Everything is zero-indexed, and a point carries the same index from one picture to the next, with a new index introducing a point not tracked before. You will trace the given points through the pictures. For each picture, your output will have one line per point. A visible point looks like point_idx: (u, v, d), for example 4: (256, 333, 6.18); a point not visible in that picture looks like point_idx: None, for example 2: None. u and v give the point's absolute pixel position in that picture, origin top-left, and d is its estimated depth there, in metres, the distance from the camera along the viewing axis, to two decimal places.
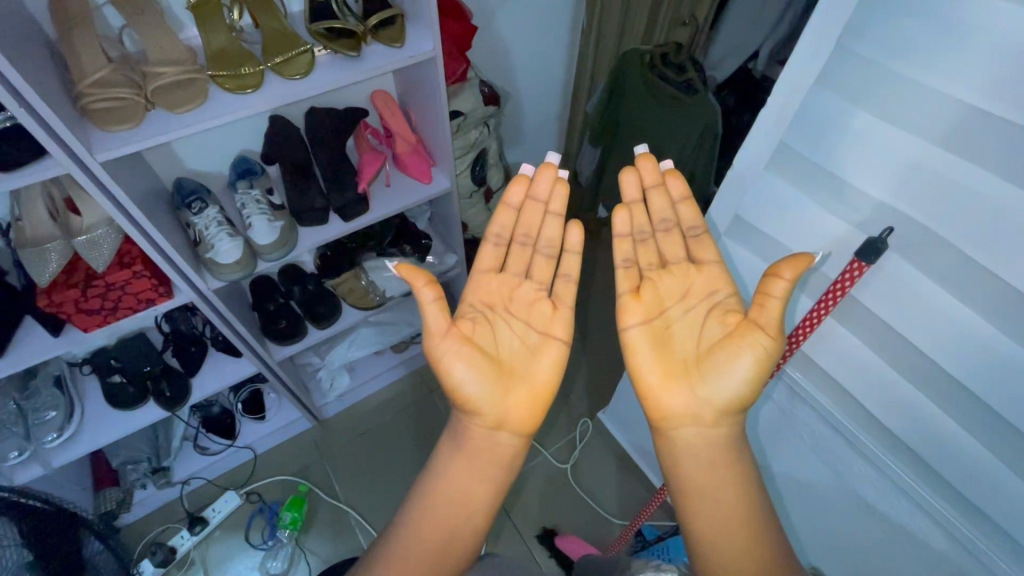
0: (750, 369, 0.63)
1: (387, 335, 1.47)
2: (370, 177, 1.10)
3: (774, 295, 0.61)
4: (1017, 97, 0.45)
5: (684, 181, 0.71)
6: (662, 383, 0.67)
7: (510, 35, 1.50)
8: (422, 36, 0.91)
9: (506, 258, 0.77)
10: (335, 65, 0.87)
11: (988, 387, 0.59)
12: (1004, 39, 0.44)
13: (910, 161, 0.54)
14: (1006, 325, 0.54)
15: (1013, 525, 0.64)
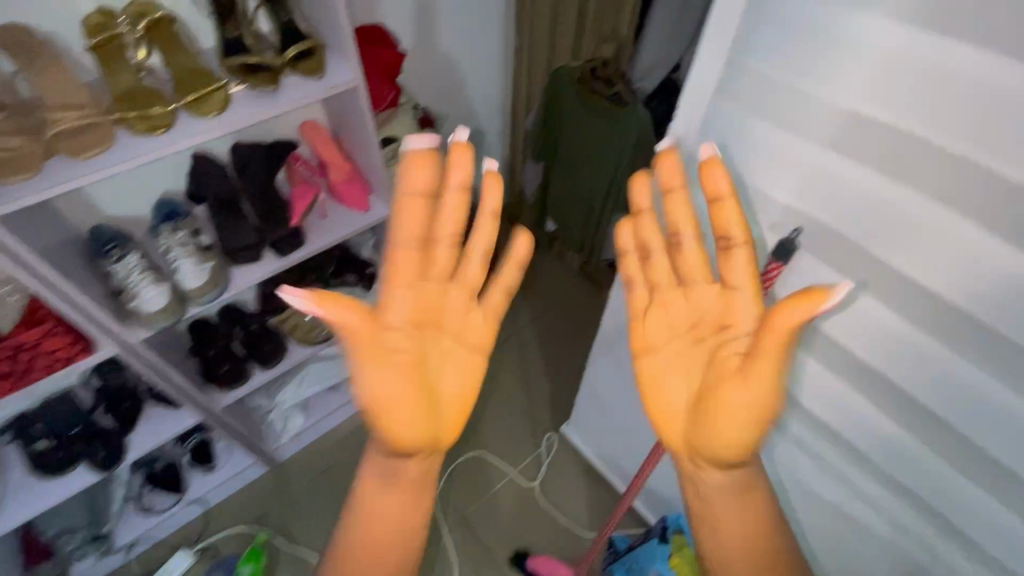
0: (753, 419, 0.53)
1: (340, 368, 1.43)
2: (304, 211, 1.07)
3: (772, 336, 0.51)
4: (890, 102, 0.49)
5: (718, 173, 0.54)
6: (740, 435, 0.53)
7: (439, 59, 1.51)
8: (343, 66, 0.91)
9: (427, 263, 0.57)
10: (252, 100, 0.85)
11: (902, 373, 0.62)
12: (871, 51, 0.48)
13: (808, 165, 0.57)
14: (909, 312, 0.58)
15: (942, 502, 0.67)
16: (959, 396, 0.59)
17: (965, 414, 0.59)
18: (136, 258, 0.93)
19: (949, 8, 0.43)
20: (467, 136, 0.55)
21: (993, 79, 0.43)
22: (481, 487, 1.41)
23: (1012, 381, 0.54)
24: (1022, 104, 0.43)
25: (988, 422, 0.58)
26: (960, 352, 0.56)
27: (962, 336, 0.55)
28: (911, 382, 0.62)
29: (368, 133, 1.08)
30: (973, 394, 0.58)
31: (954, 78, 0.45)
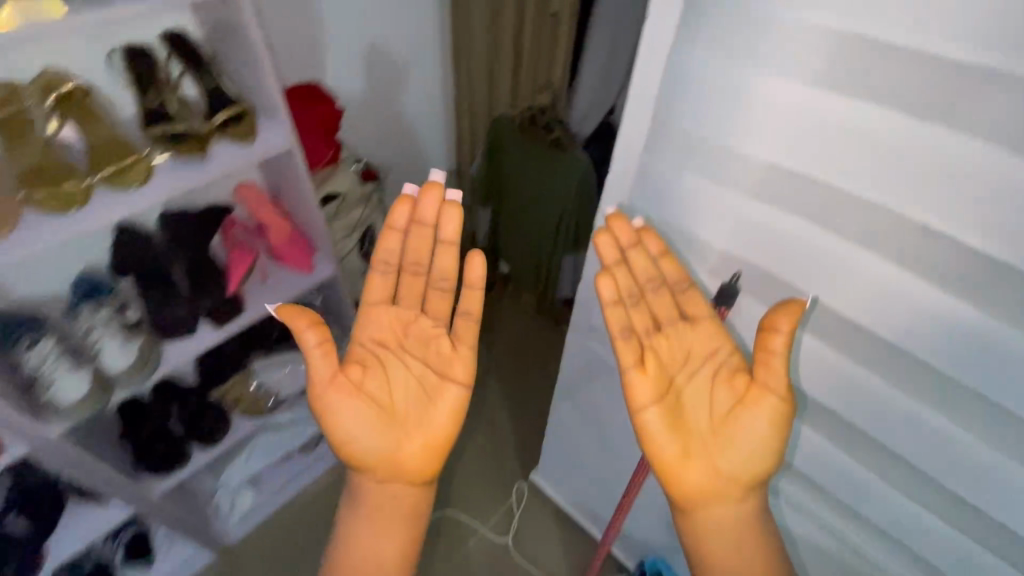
0: (767, 430, 0.63)
1: (293, 437, 1.34)
2: (241, 277, 1.02)
3: (776, 351, 0.59)
4: (805, 153, 0.52)
5: (659, 238, 0.66)
6: (753, 445, 0.64)
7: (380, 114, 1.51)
8: (274, 129, 0.89)
9: (396, 288, 0.74)
10: (177, 169, 0.81)
11: (847, 407, 0.64)
12: (783, 108, 0.51)
13: (739, 214, 0.59)
14: (843, 344, 0.61)
15: (905, 529, 0.68)
16: (902, 425, 0.60)
17: (909, 443, 0.61)
18: (50, 343, 0.84)
19: (848, 70, 0.47)
20: (442, 178, 0.70)
21: (893, 132, 0.47)
22: (451, 549, 1.34)
23: (949, 409, 0.56)
24: (919, 154, 0.46)
25: (932, 450, 0.59)
26: (898, 383, 0.59)
27: (895, 367, 0.58)
28: (854, 411, 0.63)
29: (308, 194, 1.06)
30: (914, 423, 0.59)
31: (857, 130, 0.48)
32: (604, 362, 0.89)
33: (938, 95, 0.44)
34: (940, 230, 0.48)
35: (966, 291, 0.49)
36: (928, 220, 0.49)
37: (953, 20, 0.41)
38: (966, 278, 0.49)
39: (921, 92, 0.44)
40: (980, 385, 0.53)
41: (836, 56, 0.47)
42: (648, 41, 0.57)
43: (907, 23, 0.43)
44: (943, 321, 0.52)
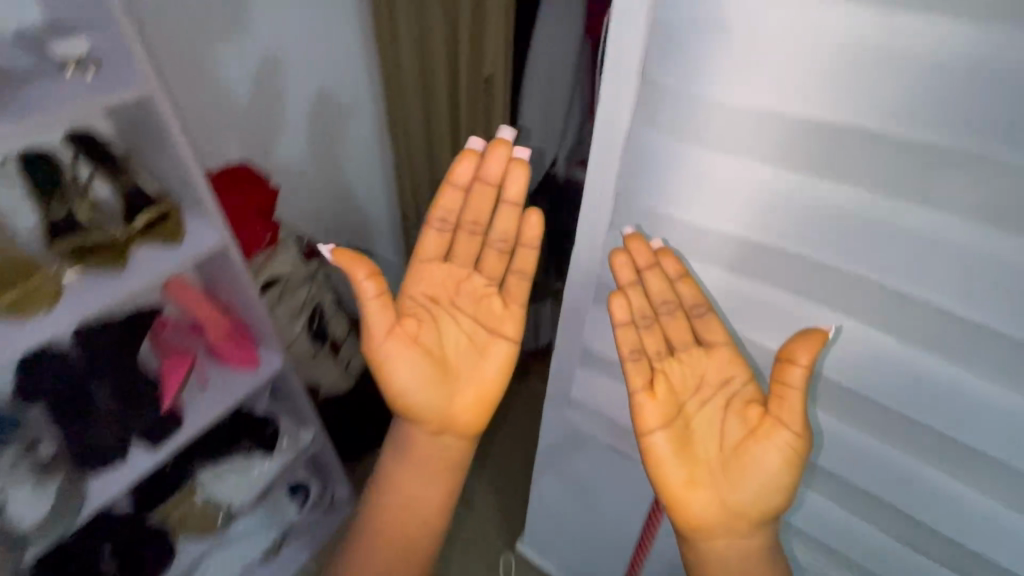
0: (781, 467, 0.60)
1: (247, 549, 1.19)
2: (177, 388, 0.91)
3: (793, 384, 0.57)
4: (778, 229, 0.55)
5: (678, 260, 0.62)
6: (769, 478, 0.60)
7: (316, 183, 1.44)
8: (204, 228, 0.82)
9: (451, 246, 0.74)
10: (93, 286, 0.73)
11: (847, 457, 0.67)
12: (755, 188, 0.54)
13: (722, 286, 0.63)
14: (826, 384, 0.64)
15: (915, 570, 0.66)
16: (895, 458, 0.63)
17: (904, 476, 0.64)
18: None
19: (818, 142, 0.49)
20: (511, 135, 0.67)
21: (863, 197, 0.50)
22: None
23: (937, 442, 0.59)
24: (887, 216, 0.50)
25: (927, 481, 0.62)
26: (889, 431, 0.62)
27: (879, 405, 0.61)
28: (845, 448, 0.66)
29: (249, 288, 0.96)
30: (905, 456, 0.62)
31: (829, 194, 0.51)
32: (587, 429, 0.85)
33: (903, 165, 0.47)
34: (919, 294, 0.52)
35: (935, 334, 0.54)
36: (895, 274, 0.52)
37: (910, 100, 0.44)
38: (936, 324, 0.53)
39: (886, 162, 0.47)
40: (961, 419, 0.56)
41: (803, 129, 0.49)
42: (607, 124, 0.58)
43: (871, 101, 0.46)
44: (916, 361, 0.56)
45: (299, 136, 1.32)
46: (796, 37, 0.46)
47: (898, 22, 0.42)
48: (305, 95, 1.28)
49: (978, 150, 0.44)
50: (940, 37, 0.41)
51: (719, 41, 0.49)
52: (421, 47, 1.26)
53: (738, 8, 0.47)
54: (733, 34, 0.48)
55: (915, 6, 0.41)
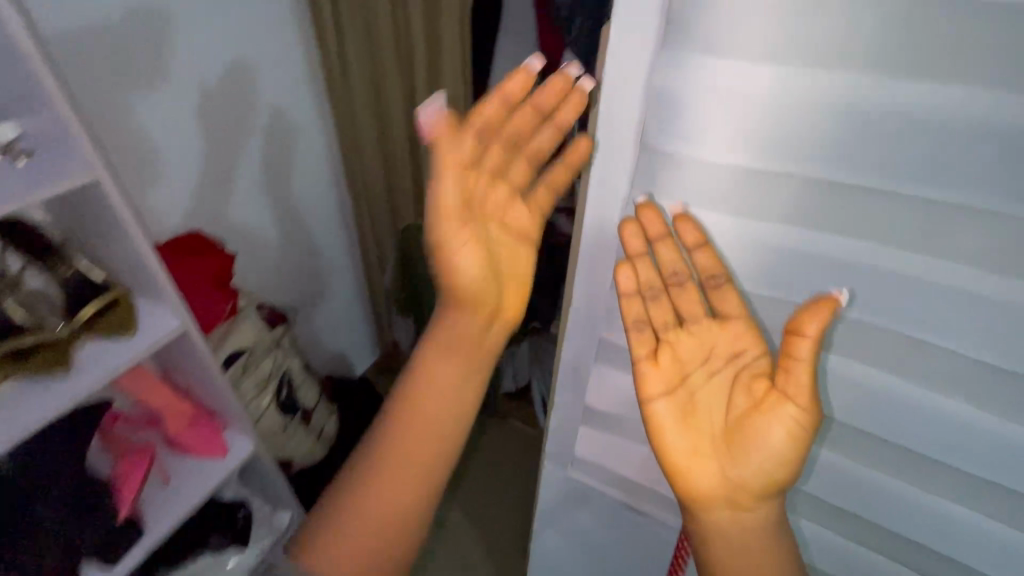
0: (785, 443, 0.54)
1: None
2: (133, 495, 0.81)
3: (800, 358, 0.50)
4: (780, 284, 0.51)
5: (698, 226, 0.50)
6: (772, 454, 0.54)
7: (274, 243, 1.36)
8: (158, 313, 0.75)
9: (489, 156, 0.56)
10: (36, 392, 0.67)
11: (872, 502, 0.62)
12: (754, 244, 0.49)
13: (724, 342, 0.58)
14: (833, 439, 0.60)
15: None
16: (918, 513, 0.59)
17: (930, 528, 0.59)
18: None
19: (819, 211, 0.45)
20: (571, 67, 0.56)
21: (869, 262, 0.45)
22: None
23: (962, 497, 0.55)
24: (895, 281, 0.45)
25: (952, 536, 0.58)
26: (915, 477, 0.57)
27: (895, 458, 0.57)
28: (860, 501, 0.62)
29: (213, 371, 0.88)
30: (929, 512, 0.58)
31: (830, 260, 0.46)
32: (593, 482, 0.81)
33: (913, 231, 0.42)
34: (943, 345, 0.47)
35: (956, 390, 0.49)
36: (906, 331, 0.48)
37: (926, 170, 0.39)
38: (959, 379, 0.49)
39: (895, 229, 0.43)
40: (989, 475, 0.52)
41: (797, 200, 0.45)
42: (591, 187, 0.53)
43: (877, 169, 0.40)
44: (932, 419, 0.52)
45: (254, 197, 1.25)
46: (789, 111, 0.41)
47: (908, 91, 0.37)
48: (255, 156, 1.21)
49: (994, 212, 0.39)
50: (953, 107, 0.36)
51: (702, 112, 0.44)
52: (376, 98, 1.25)
53: (725, 81, 0.41)
54: (721, 107, 0.43)
55: (927, 73, 0.36)
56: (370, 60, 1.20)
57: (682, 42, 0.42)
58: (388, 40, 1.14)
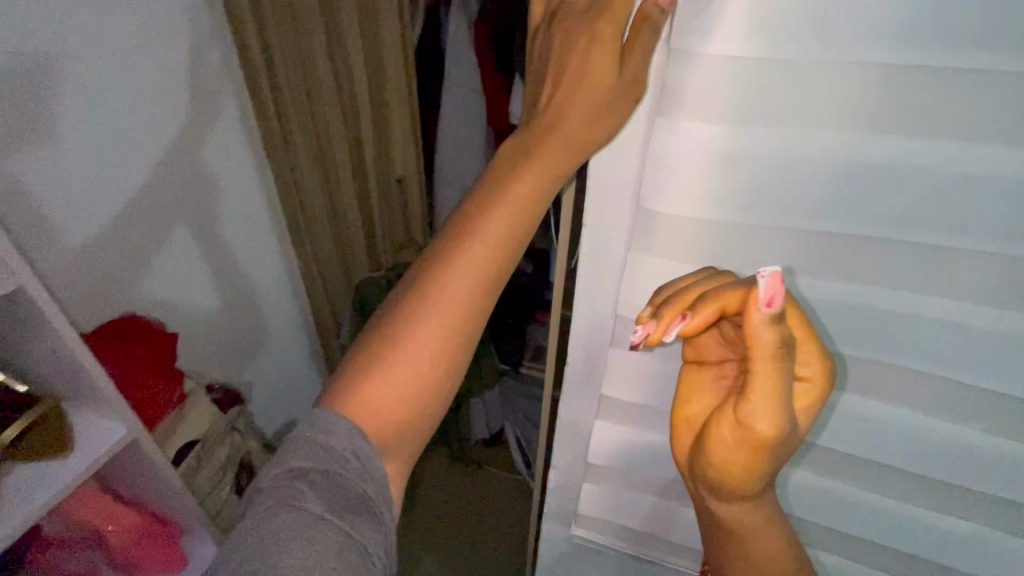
0: (736, 444, 0.45)
1: None
2: None
3: (757, 359, 0.40)
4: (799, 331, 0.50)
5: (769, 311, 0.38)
6: (719, 455, 0.47)
7: (224, 325, 1.20)
8: (97, 427, 0.70)
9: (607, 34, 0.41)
10: None
11: (884, 526, 0.62)
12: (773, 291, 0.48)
13: None
14: (833, 471, 0.60)
15: None
16: (920, 529, 0.60)
17: (946, 543, 0.60)
18: None
19: (801, 258, 0.46)
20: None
21: (866, 299, 0.46)
22: None
23: (963, 513, 0.57)
24: (879, 318, 0.47)
25: (954, 548, 0.60)
26: (932, 500, 0.58)
27: (894, 481, 0.58)
28: (859, 523, 0.63)
29: (171, 484, 0.80)
30: (933, 529, 0.59)
31: (817, 302, 0.48)
32: (596, 520, 0.80)
33: (894, 271, 0.44)
34: (956, 377, 0.48)
35: (954, 416, 0.51)
36: (911, 365, 0.49)
37: (901, 219, 0.42)
38: (976, 406, 0.49)
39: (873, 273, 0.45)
40: (993, 492, 0.54)
41: (783, 247, 0.46)
42: (592, 245, 0.52)
43: (857, 218, 0.43)
44: (927, 443, 0.53)
45: (199, 279, 1.10)
46: (776, 165, 0.42)
47: (888, 148, 0.39)
48: (192, 237, 1.06)
49: (994, 254, 0.41)
50: (949, 161, 0.38)
51: (685, 171, 0.46)
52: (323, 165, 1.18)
53: (709, 142, 0.43)
54: (705, 165, 0.45)
55: (923, 132, 0.38)
56: (312, 129, 1.13)
57: (667, 105, 0.44)
58: (332, 104, 1.10)
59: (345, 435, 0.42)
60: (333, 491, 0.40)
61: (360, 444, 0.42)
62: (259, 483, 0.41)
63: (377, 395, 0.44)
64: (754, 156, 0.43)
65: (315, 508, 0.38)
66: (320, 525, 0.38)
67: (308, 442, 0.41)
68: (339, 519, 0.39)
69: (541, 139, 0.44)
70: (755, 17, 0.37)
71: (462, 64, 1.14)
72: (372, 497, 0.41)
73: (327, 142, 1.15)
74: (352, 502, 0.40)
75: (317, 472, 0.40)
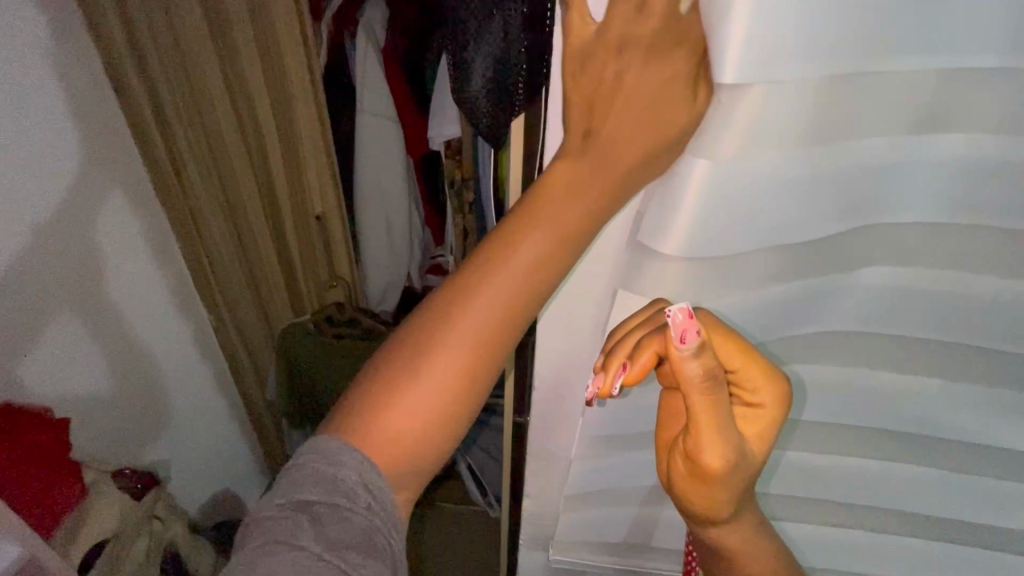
0: (689, 474, 0.48)
1: None
2: None
3: (689, 392, 0.43)
4: (758, 319, 0.54)
5: (690, 346, 0.41)
6: (681, 484, 0.50)
7: (132, 393, 1.04)
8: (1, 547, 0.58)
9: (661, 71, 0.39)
10: None
11: (833, 474, 0.69)
12: (744, 286, 0.51)
13: None
14: (784, 442, 0.67)
15: (912, 534, 0.73)
16: (852, 476, 0.68)
17: (884, 480, 0.68)
18: None
19: (765, 260, 0.49)
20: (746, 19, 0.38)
21: (812, 280, 0.51)
22: None
23: (880, 450, 0.66)
24: (806, 297, 0.53)
25: (879, 485, 0.68)
26: (864, 440, 0.66)
27: (826, 437, 0.66)
28: (804, 484, 0.70)
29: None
30: (862, 471, 0.68)
31: (765, 298, 0.52)
32: (576, 541, 0.79)
33: (840, 250, 0.50)
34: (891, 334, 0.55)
35: (869, 369, 0.59)
36: (843, 327, 0.56)
37: (848, 212, 0.46)
38: (904, 354, 0.57)
39: (808, 263, 0.50)
40: (921, 427, 0.62)
41: (754, 259, 0.49)
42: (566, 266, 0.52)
43: (820, 220, 0.46)
44: (846, 395, 0.61)
45: (86, 359, 0.94)
46: (764, 182, 0.43)
47: (856, 145, 0.43)
48: (76, 314, 0.91)
49: (919, 222, 0.48)
50: (882, 157, 0.44)
51: (685, 208, 0.45)
52: (231, 217, 1.09)
53: (712, 175, 0.43)
54: (707, 199, 0.44)
55: (865, 133, 0.43)
56: (213, 179, 1.03)
57: None
58: (236, 144, 1.04)
59: (354, 468, 0.39)
60: (337, 526, 0.37)
61: (371, 474, 0.39)
62: (260, 512, 0.39)
63: (397, 425, 0.41)
64: (757, 182, 0.43)
65: (315, 547, 0.36)
66: (318, 565, 0.35)
67: (311, 471, 0.39)
68: (339, 559, 0.36)
69: (581, 164, 0.42)
70: (766, 48, 0.37)
71: (375, 94, 1.11)
72: (378, 531, 0.39)
73: (235, 189, 1.07)
74: (355, 539, 0.37)
75: (321, 504, 0.38)
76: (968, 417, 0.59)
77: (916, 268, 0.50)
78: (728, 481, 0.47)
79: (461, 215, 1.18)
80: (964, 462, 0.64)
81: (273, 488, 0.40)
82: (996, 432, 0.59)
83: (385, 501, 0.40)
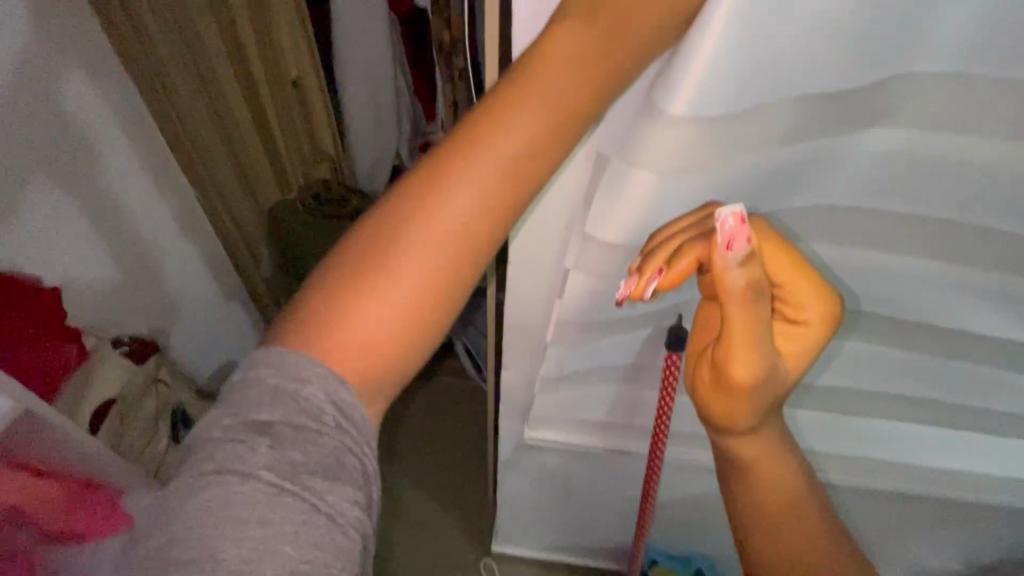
0: (716, 382, 0.51)
1: None
2: None
3: (726, 300, 0.45)
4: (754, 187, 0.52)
5: (735, 248, 0.41)
6: (707, 393, 0.53)
7: (131, 263, 1.05)
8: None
9: None
10: None
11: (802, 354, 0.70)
12: (752, 145, 0.47)
13: None
14: None
15: (862, 405, 0.78)
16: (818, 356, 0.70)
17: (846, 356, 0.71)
18: None
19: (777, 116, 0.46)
20: None
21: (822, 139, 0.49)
22: None
23: (847, 329, 0.68)
24: (804, 161, 0.51)
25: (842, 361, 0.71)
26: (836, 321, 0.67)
27: None
28: None
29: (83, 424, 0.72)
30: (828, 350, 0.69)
31: (761, 167, 0.50)
32: (549, 415, 0.82)
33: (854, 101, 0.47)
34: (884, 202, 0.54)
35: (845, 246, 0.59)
36: (838, 196, 0.55)
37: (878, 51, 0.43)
38: (879, 229, 0.57)
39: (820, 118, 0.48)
40: (888, 306, 0.64)
41: (762, 115, 0.45)
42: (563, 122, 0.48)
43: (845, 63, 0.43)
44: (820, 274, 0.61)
45: (76, 227, 0.92)
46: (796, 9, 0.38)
47: None
48: (62, 180, 0.87)
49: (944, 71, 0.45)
50: None
51: (705, 53, 0.39)
52: (206, 86, 1.02)
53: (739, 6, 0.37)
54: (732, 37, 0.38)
55: None
56: (183, 44, 0.96)
57: None
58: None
59: (317, 384, 0.37)
60: (300, 451, 0.36)
61: (336, 389, 0.38)
62: (203, 434, 0.37)
63: (365, 334, 0.39)
64: (773, 38, 0.39)
65: (271, 476, 0.35)
66: (279, 496, 0.35)
67: (265, 390, 0.37)
68: (300, 486, 0.35)
69: (574, 42, 0.41)
70: None
71: None
72: (348, 451, 0.37)
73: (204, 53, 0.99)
74: (325, 459, 0.36)
75: (281, 425, 0.36)
76: (933, 291, 0.61)
77: (911, 131, 0.49)
78: (752, 393, 0.50)
79: (451, 85, 1.04)
80: (923, 337, 0.67)
81: (219, 407, 0.38)
82: (954, 309, 0.62)
83: (355, 415, 0.39)
